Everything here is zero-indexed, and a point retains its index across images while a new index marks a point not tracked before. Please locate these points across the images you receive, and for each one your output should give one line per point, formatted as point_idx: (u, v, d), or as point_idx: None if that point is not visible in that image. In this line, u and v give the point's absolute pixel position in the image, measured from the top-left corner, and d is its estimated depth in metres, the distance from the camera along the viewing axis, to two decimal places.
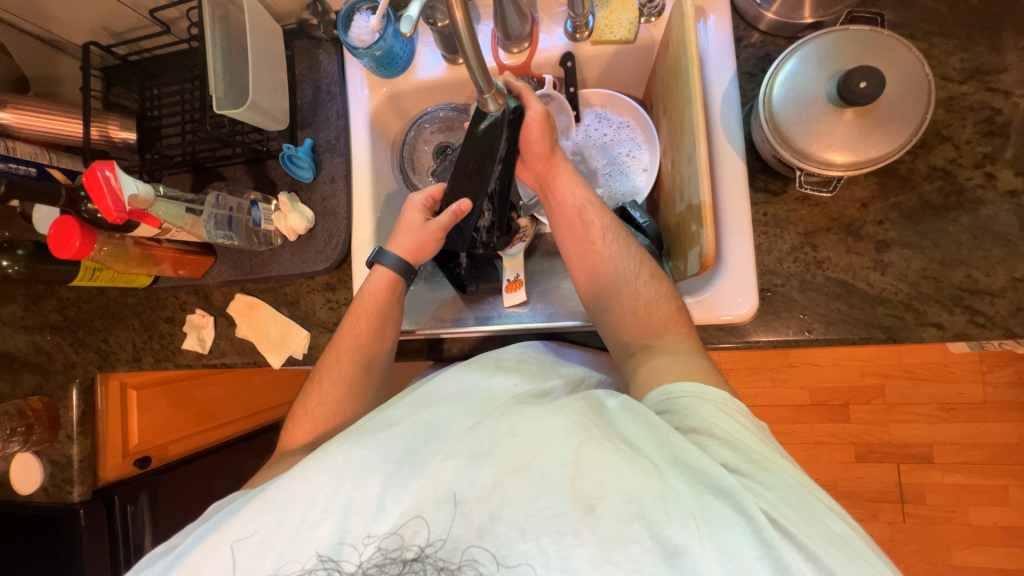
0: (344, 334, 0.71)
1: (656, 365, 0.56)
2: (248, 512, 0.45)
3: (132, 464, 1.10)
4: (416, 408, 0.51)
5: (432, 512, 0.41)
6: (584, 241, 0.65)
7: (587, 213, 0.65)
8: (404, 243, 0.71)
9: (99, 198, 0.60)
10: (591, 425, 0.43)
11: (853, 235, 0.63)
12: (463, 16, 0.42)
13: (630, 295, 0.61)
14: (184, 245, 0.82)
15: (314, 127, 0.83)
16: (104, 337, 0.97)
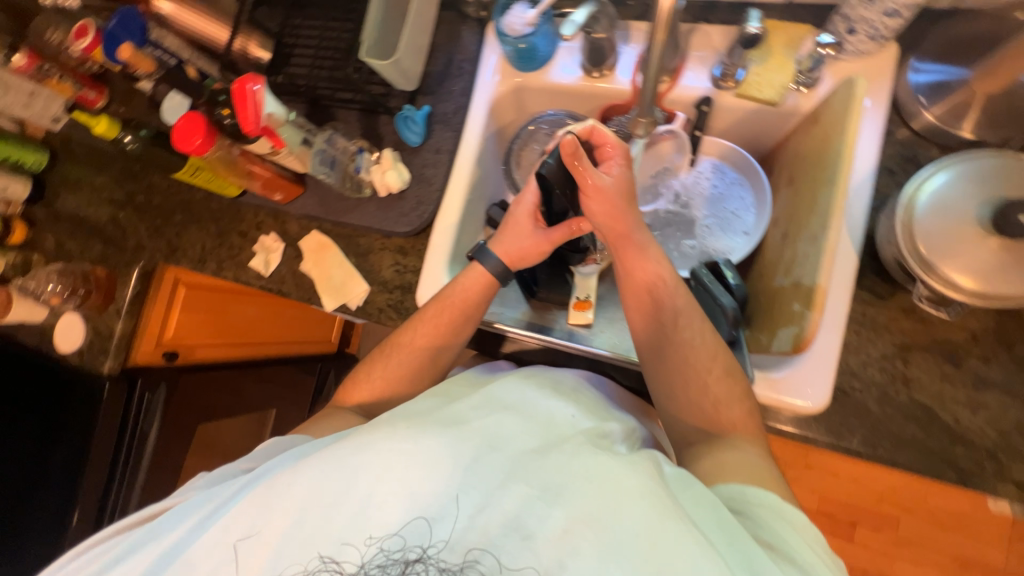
0: (420, 321, 0.75)
1: (717, 447, 0.55)
2: (298, 470, 0.51)
3: (161, 355, 1.14)
4: (483, 410, 0.56)
5: (473, 521, 0.47)
6: (663, 302, 0.63)
7: (659, 289, 0.63)
8: (507, 246, 0.73)
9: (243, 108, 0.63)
10: (660, 492, 0.46)
11: (951, 364, 0.60)
12: (661, 37, 0.54)
13: (705, 352, 0.60)
14: (281, 169, 0.84)
15: (435, 96, 0.85)
16: (178, 232, 1.01)
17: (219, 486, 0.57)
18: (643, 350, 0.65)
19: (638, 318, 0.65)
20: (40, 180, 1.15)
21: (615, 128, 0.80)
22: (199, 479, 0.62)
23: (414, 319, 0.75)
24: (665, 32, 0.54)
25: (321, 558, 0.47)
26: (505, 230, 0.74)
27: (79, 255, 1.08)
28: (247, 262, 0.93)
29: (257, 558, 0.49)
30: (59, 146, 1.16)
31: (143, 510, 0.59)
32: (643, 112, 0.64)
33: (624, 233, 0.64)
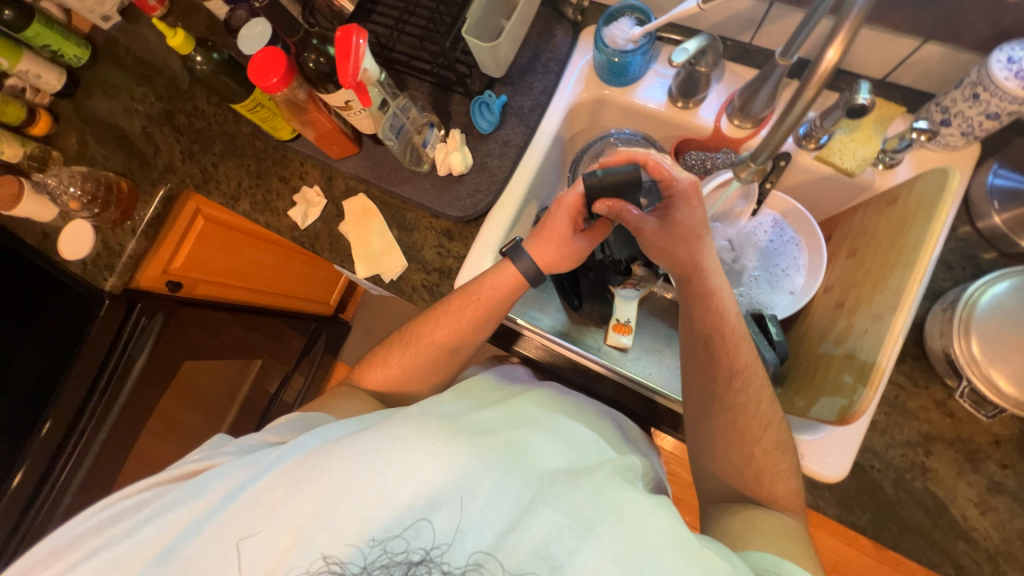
0: (444, 313, 0.74)
1: (754, 518, 0.57)
2: (333, 457, 0.52)
3: (165, 283, 1.10)
4: (512, 425, 0.60)
5: (489, 529, 0.49)
6: (712, 345, 0.63)
7: (714, 340, 0.63)
8: (544, 251, 0.71)
9: (339, 58, 0.56)
10: (687, 539, 0.50)
11: (970, 463, 0.62)
12: (809, 97, 0.47)
13: (741, 399, 0.61)
14: (342, 123, 0.81)
15: (514, 88, 0.83)
16: (214, 162, 0.97)
17: (253, 455, 0.58)
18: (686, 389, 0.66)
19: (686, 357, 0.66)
20: (75, 75, 1.09)
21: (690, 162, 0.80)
22: (217, 448, 0.63)
23: (437, 309, 0.75)
24: (821, 89, 0.47)
25: (324, 559, 0.47)
26: (542, 231, 0.71)
27: (102, 163, 1.03)
28: (285, 210, 0.90)
29: (271, 545, 0.49)
30: (102, 45, 1.10)
31: (172, 469, 0.60)
32: (754, 160, 0.60)
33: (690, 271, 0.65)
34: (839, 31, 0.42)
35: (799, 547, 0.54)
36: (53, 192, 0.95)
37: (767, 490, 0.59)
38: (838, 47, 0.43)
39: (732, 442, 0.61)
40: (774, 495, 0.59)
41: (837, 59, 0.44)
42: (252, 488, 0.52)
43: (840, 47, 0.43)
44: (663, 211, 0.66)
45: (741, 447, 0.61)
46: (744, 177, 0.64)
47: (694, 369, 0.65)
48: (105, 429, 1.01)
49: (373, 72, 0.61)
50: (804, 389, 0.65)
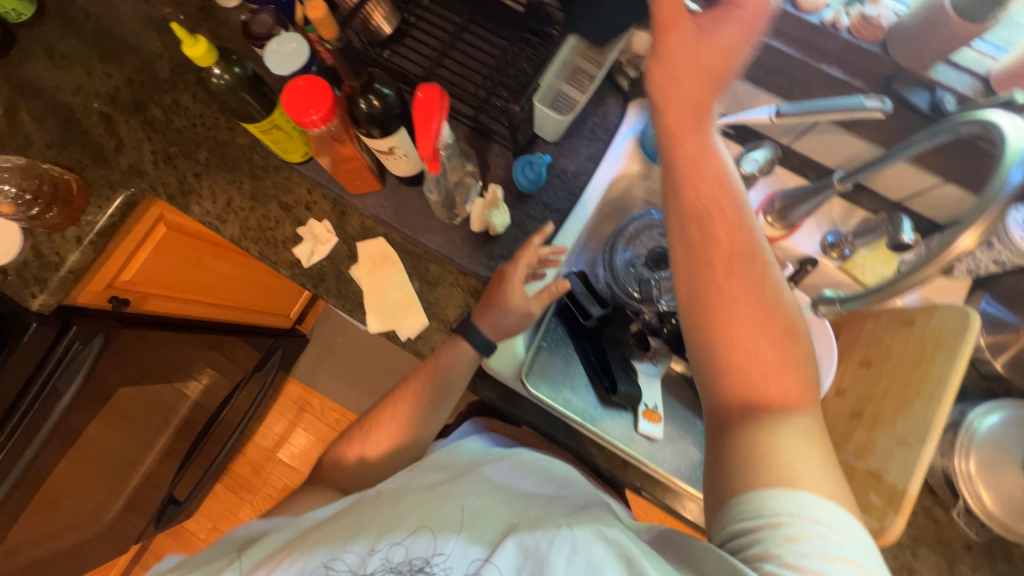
0: (399, 397, 0.72)
1: (767, 453, 0.46)
2: (325, 525, 0.60)
3: (109, 299, 0.93)
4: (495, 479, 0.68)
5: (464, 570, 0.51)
6: (708, 221, 0.52)
7: (712, 211, 0.52)
8: (493, 318, 0.68)
9: (420, 125, 0.50)
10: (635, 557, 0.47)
11: (948, 565, 0.69)
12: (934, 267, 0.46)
13: (738, 295, 0.50)
14: (370, 160, 0.72)
15: (558, 149, 0.80)
16: (196, 172, 0.83)
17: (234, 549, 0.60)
18: (678, 280, 0.53)
19: (677, 230, 0.53)
20: (9, 32, 0.88)
21: None
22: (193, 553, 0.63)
23: (392, 394, 0.73)
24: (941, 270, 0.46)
25: (330, 567, 0.53)
26: (489, 300, 0.69)
27: (39, 147, 0.84)
28: (286, 243, 0.79)
29: None
30: (54, 2, 0.90)
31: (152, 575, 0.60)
32: (839, 302, 0.63)
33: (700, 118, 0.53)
34: (976, 221, 0.43)
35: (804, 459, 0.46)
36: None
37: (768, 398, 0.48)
38: (975, 234, 0.43)
39: (735, 338, 0.50)
40: (785, 395, 0.48)
41: (972, 245, 0.43)
42: (238, 573, 0.56)
43: (977, 236, 0.43)
44: (708, 32, 0.51)
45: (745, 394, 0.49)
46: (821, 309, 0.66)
47: (689, 275, 0.53)
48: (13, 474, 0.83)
49: (445, 137, 0.55)
50: None
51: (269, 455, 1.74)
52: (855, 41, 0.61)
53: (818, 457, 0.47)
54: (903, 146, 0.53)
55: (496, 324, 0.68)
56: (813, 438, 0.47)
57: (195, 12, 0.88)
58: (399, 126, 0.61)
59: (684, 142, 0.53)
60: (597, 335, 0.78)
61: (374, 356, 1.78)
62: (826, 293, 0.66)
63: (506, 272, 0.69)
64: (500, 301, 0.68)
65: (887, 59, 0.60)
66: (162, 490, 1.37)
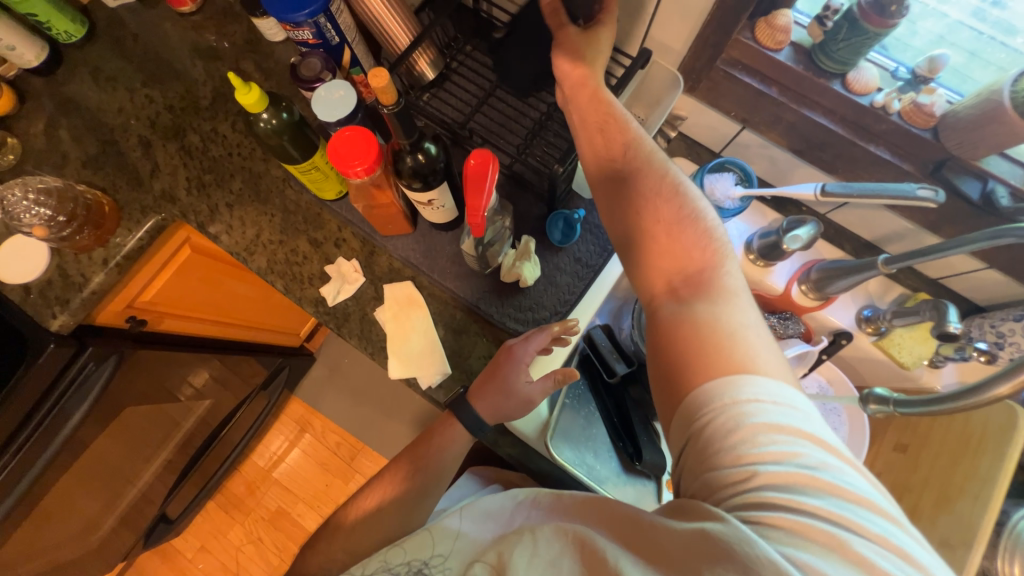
0: (382, 478, 0.69)
1: (704, 344, 0.47)
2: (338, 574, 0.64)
3: (125, 319, 0.91)
4: (474, 513, 0.63)
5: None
6: (607, 132, 0.60)
7: (610, 126, 0.60)
8: (487, 398, 0.65)
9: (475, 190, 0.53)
10: (593, 537, 0.48)
11: None
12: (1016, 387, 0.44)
13: (635, 183, 0.58)
14: (404, 206, 0.72)
15: (593, 204, 0.80)
16: (228, 202, 0.83)
17: None
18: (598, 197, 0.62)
19: (585, 149, 0.62)
20: (59, 52, 0.90)
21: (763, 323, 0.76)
22: None
23: (378, 475, 0.71)
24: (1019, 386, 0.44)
25: None
26: (484, 381, 0.66)
27: (75, 166, 0.84)
28: (312, 280, 0.79)
29: None
30: (105, 24, 0.92)
31: None
32: (895, 405, 0.55)
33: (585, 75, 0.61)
34: None
35: (739, 343, 0.46)
36: (4, 202, 0.74)
37: (681, 265, 0.54)
38: None
39: (643, 227, 0.56)
40: (687, 254, 0.54)
41: None
42: None
43: None
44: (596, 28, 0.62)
45: (664, 268, 0.55)
46: (870, 405, 0.58)
47: (602, 180, 0.61)
48: (11, 496, 0.80)
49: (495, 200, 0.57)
50: None
51: (264, 475, 1.70)
52: (906, 126, 0.60)
53: (735, 335, 0.47)
54: (947, 246, 0.54)
55: (519, 385, 0.65)
56: (740, 316, 0.49)
57: (241, 44, 0.89)
58: (439, 179, 0.61)
59: (585, 82, 0.60)
60: (621, 394, 0.76)
61: (380, 380, 1.76)
62: (876, 388, 0.58)
63: (513, 351, 0.65)
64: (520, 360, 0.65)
65: (939, 145, 0.59)
66: (154, 508, 1.33)
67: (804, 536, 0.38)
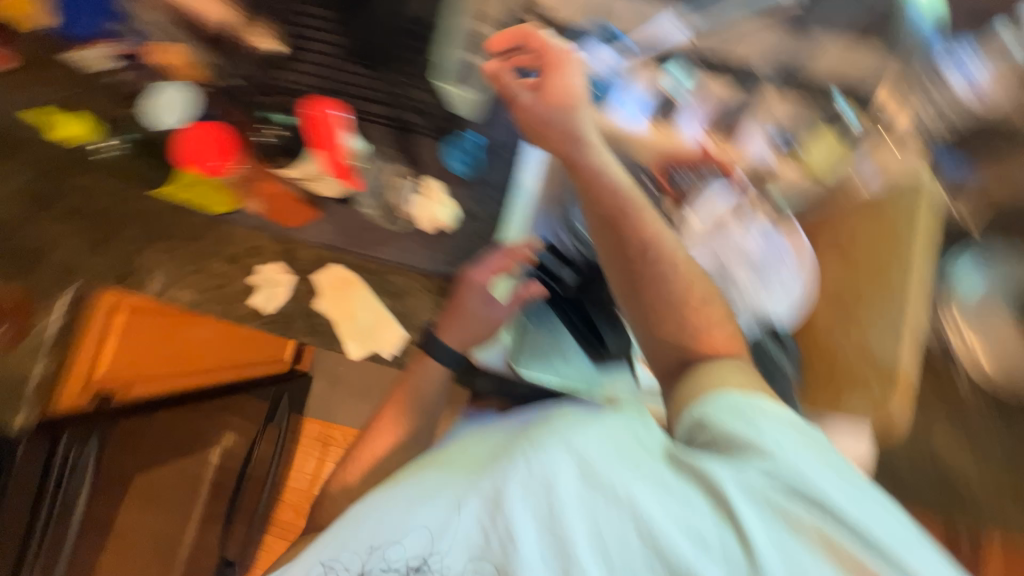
0: (373, 432, 0.73)
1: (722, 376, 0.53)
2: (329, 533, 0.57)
3: (91, 397, 0.90)
4: (480, 438, 0.63)
5: (449, 551, 0.48)
6: (620, 223, 0.58)
7: (622, 212, 0.59)
8: (460, 331, 0.70)
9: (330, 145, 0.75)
10: (595, 468, 0.46)
11: (964, 427, 0.69)
12: None
13: (659, 270, 0.58)
14: (299, 191, 0.75)
15: (487, 126, 0.78)
16: (132, 250, 0.80)
17: None
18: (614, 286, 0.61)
19: (596, 231, 0.60)
20: None
21: (681, 181, 0.75)
22: None
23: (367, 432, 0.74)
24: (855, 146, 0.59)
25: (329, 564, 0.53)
26: (451, 313, 0.71)
27: None
28: (242, 295, 0.77)
29: None
30: None
31: None
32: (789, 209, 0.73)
33: (579, 137, 0.63)
34: None
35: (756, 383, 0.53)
36: None
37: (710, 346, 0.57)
38: None
39: (666, 314, 0.58)
40: (718, 345, 0.58)
41: None
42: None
43: None
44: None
45: (685, 351, 0.58)
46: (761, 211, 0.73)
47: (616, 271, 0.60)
48: None
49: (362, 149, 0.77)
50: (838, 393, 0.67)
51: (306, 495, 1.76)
52: None
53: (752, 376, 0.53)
54: None
55: (481, 314, 0.70)
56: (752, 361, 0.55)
57: (78, 87, 0.83)
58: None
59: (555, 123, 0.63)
60: (577, 299, 0.76)
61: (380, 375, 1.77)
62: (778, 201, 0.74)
63: (473, 281, 0.70)
64: (479, 289, 0.70)
65: None
66: (211, 557, 1.39)
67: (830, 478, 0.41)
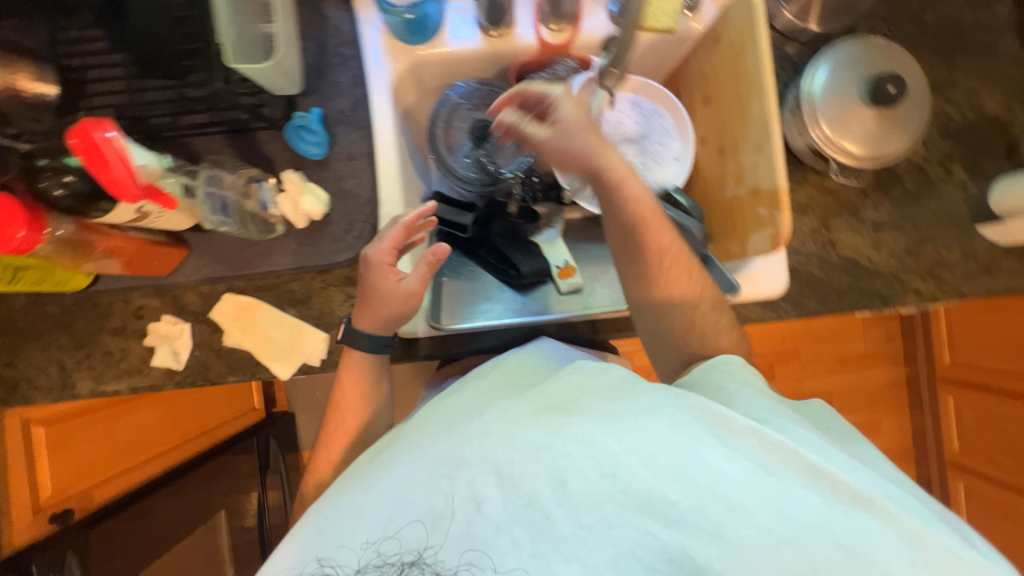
0: (329, 435, 0.69)
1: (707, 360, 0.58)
2: (306, 521, 0.50)
3: (47, 521, 0.86)
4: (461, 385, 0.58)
5: (439, 529, 0.44)
6: (640, 234, 0.62)
7: (643, 224, 0.62)
8: (377, 310, 0.66)
9: (100, 169, 0.45)
10: (570, 421, 0.45)
11: (855, 219, 0.75)
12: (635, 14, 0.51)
13: (675, 274, 0.61)
14: (149, 234, 0.64)
15: (322, 95, 0.72)
16: (7, 360, 0.72)
17: None
18: (629, 286, 0.64)
19: (615, 235, 0.63)
20: None
21: (539, 86, 0.76)
22: None
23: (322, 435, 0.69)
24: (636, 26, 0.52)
25: (318, 560, 0.46)
26: (364, 299, 0.67)
27: None
28: (146, 361, 0.72)
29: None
30: None
31: None
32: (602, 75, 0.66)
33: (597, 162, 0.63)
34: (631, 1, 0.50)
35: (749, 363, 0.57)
36: None
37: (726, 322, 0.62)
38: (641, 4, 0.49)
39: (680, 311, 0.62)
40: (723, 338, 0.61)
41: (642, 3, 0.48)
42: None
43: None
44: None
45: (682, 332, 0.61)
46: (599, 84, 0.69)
47: (626, 257, 0.63)
48: None
49: (153, 163, 0.50)
50: (744, 234, 0.66)
51: None
52: None
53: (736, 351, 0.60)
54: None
55: (394, 291, 0.66)
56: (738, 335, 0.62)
57: None
58: (109, 201, 0.51)
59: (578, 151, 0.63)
60: (483, 237, 0.76)
61: None
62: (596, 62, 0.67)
63: (369, 257, 0.66)
64: (384, 268, 0.66)
65: None
66: None
67: (756, 416, 0.48)
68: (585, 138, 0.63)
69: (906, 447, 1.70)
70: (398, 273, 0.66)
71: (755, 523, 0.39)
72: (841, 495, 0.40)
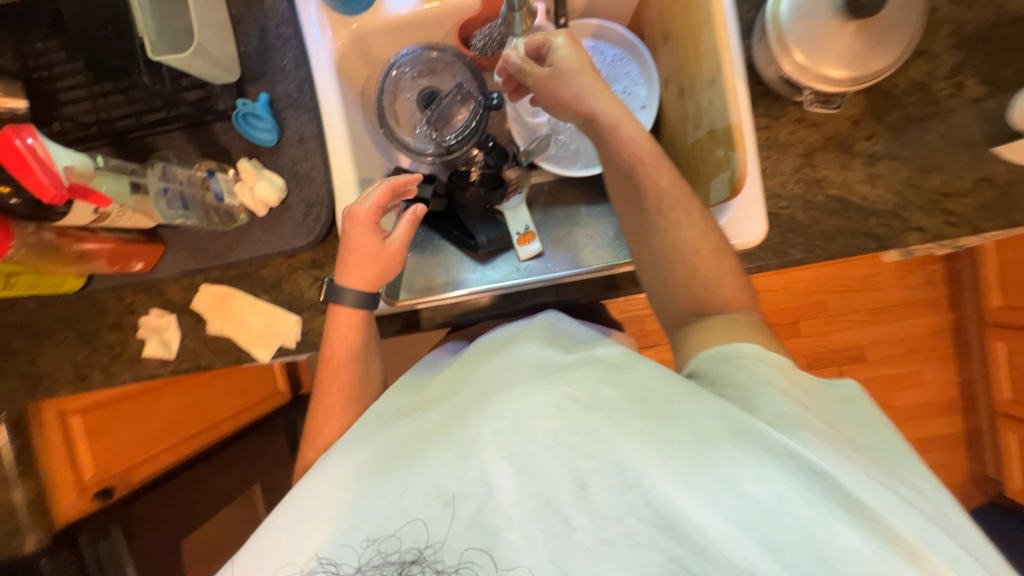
0: (323, 399, 0.66)
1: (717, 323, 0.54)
2: (298, 497, 0.48)
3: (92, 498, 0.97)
4: (471, 370, 0.55)
5: (452, 521, 0.42)
6: (639, 178, 0.57)
7: (639, 173, 0.57)
8: (360, 272, 0.65)
9: (25, 175, 0.49)
10: (600, 425, 0.41)
11: (845, 153, 0.67)
12: None
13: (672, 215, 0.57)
14: (123, 234, 0.68)
15: (267, 80, 0.72)
16: (29, 359, 0.80)
17: None
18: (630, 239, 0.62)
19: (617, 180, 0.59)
20: None
21: (482, 43, 0.73)
22: None
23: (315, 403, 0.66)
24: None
25: (317, 557, 0.44)
26: (349, 259, 0.66)
27: None
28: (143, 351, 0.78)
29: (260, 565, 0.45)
30: None
31: None
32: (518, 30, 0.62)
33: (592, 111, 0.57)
34: None
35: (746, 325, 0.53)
36: None
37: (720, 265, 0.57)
38: None
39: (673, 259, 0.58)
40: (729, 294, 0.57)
41: None
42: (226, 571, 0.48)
43: None
44: None
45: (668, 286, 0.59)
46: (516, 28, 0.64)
47: (617, 198, 0.60)
48: None
49: (83, 162, 0.53)
50: (707, 179, 0.61)
51: None
52: None
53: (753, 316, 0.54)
54: None
55: (377, 250, 0.65)
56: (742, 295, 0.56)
57: None
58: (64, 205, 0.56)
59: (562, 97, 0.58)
60: (449, 210, 0.75)
61: None
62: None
63: (354, 213, 0.64)
64: (363, 224, 0.64)
65: None
66: None
67: (820, 424, 0.41)
68: (580, 79, 0.57)
69: (951, 399, 1.57)
70: (377, 232, 0.65)
71: (783, 557, 0.35)
72: (884, 540, 0.34)
